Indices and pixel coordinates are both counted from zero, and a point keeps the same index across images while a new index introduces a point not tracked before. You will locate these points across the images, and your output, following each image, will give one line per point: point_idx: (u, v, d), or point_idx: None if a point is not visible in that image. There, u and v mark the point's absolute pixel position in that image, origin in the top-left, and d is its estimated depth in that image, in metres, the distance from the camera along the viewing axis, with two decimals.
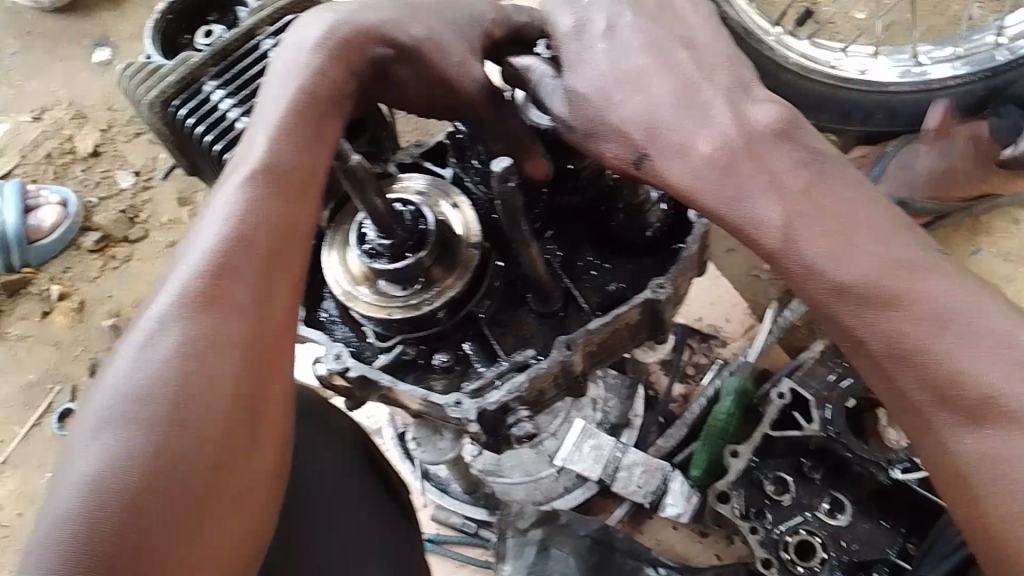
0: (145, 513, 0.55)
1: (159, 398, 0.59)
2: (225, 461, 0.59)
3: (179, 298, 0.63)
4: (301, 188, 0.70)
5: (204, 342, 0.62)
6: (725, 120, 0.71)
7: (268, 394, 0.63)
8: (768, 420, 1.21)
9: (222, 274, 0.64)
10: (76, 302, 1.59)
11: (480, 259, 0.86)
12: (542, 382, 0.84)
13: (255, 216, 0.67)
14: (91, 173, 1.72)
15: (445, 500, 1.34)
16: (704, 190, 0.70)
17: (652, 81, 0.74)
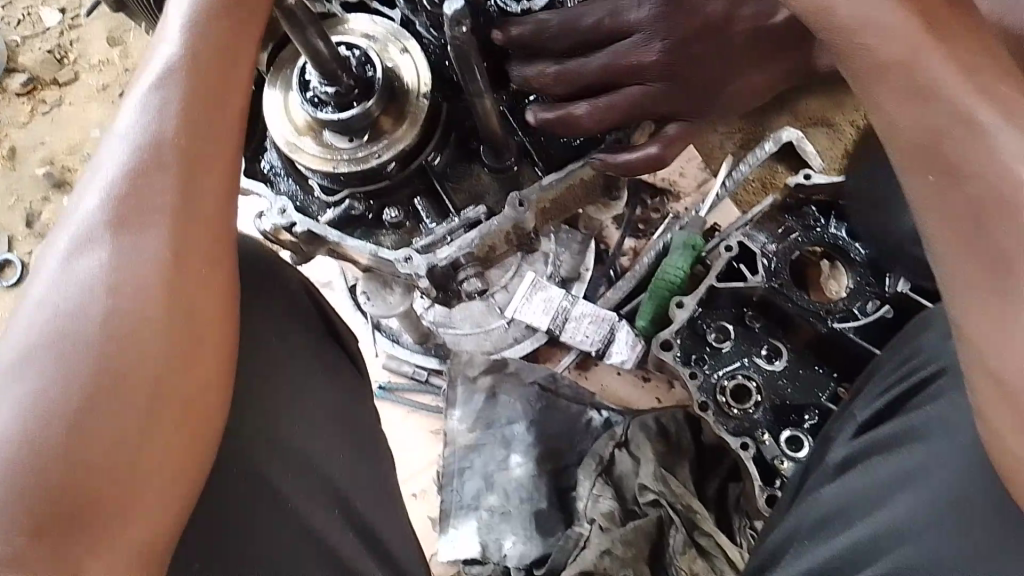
0: (78, 424, 0.51)
1: (88, 310, 0.54)
2: (170, 365, 0.55)
3: (104, 197, 0.58)
4: (225, 74, 0.64)
5: (133, 242, 0.57)
6: None
7: (207, 289, 0.58)
8: (715, 273, 1.26)
9: (147, 169, 0.59)
10: (6, 149, 1.52)
11: (429, 109, 0.84)
12: (494, 238, 0.85)
13: (176, 108, 0.61)
14: (12, 9, 1.60)
15: (397, 350, 1.37)
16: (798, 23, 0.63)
17: None
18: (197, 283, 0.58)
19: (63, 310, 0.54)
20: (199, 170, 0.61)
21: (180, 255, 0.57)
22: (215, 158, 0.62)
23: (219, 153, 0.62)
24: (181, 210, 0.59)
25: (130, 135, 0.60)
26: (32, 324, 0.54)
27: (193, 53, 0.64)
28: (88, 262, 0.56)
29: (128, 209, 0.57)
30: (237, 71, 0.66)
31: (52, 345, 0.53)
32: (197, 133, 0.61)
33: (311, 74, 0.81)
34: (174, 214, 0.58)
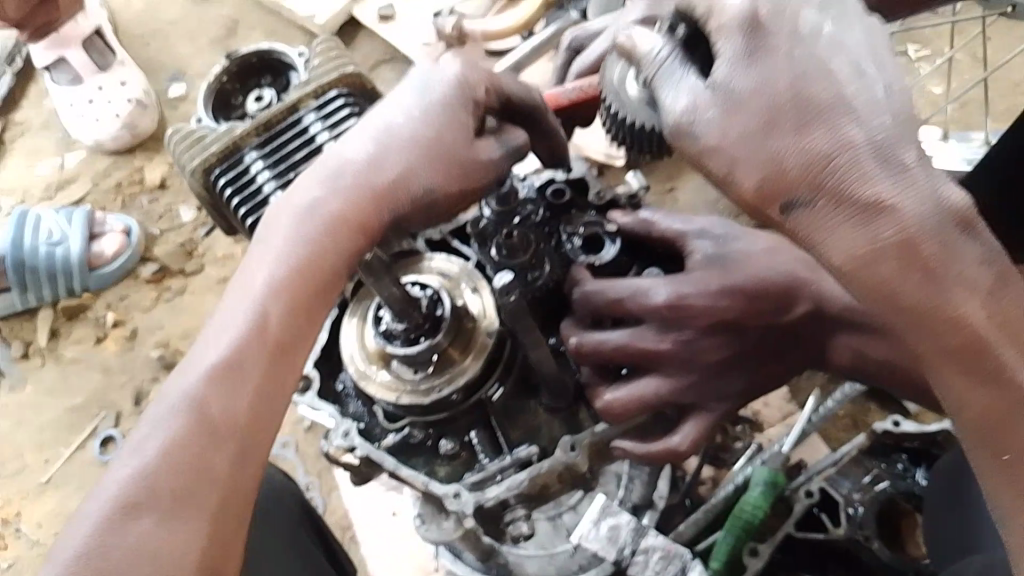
0: None
1: (115, 571, 0.60)
2: None
3: (153, 455, 0.65)
4: (283, 350, 0.71)
5: (167, 505, 0.63)
6: (908, 186, 0.60)
7: (227, 556, 0.64)
8: (794, 517, 1.20)
9: (198, 437, 0.66)
10: (129, 330, 1.65)
11: (495, 348, 0.87)
12: (544, 480, 0.83)
13: (235, 376, 0.69)
14: (155, 204, 1.78)
15: (458, 566, 1.32)
16: (871, 280, 0.61)
17: (807, 128, 0.61)
18: (229, 540, 0.64)
19: (87, 562, 0.60)
20: (239, 443, 0.67)
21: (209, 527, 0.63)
22: (261, 431, 0.69)
23: (263, 427, 0.69)
24: (218, 484, 0.65)
25: (178, 406, 0.67)
26: (61, 568, 0.60)
27: (265, 321, 0.70)
28: (125, 517, 0.62)
29: (168, 482, 0.64)
30: (302, 343, 0.72)
31: None
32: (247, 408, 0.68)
33: (386, 310, 0.87)
34: (213, 480, 0.65)
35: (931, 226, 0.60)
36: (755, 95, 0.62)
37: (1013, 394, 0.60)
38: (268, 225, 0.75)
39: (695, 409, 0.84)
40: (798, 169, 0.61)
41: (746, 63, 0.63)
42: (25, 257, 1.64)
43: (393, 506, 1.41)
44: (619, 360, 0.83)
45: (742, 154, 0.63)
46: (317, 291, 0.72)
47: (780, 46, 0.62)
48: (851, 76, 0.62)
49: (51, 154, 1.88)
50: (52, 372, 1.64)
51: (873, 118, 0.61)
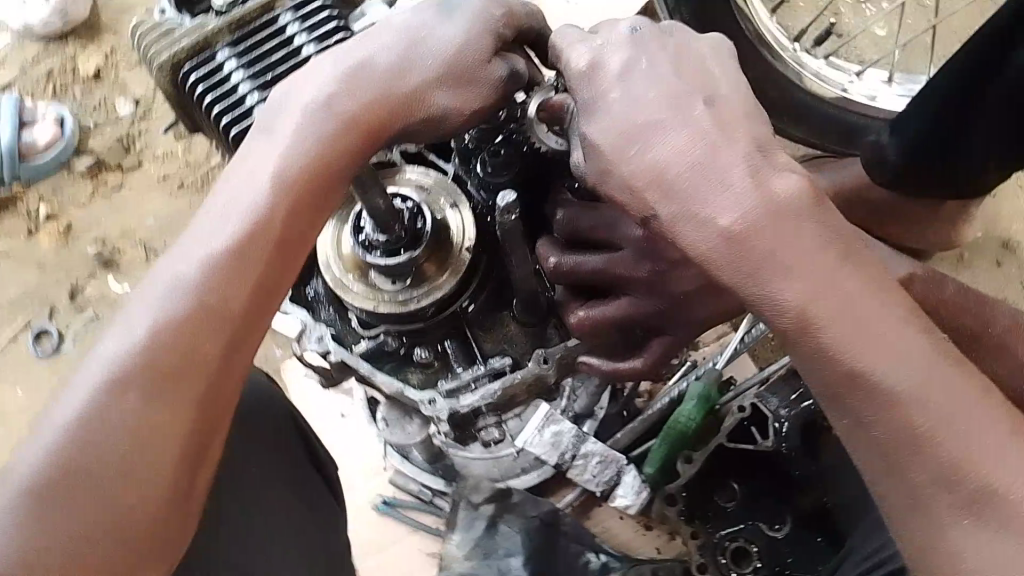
0: (72, 542, 0.59)
1: (109, 441, 0.61)
2: (163, 508, 0.62)
3: (149, 331, 0.65)
4: (280, 247, 0.70)
5: (164, 382, 0.64)
6: (744, 185, 0.65)
7: (214, 439, 0.66)
8: (726, 431, 1.27)
9: (196, 318, 0.66)
10: (64, 225, 1.59)
11: (471, 262, 0.90)
12: (515, 390, 0.88)
13: (235, 261, 0.68)
14: (90, 95, 1.69)
15: (405, 467, 1.37)
16: (720, 272, 0.66)
17: (648, 150, 0.68)
18: (216, 423, 0.66)
19: (82, 430, 0.61)
20: (229, 335, 0.67)
21: (198, 415, 0.65)
22: (252, 328, 0.69)
23: (254, 324, 0.69)
24: (208, 373, 0.66)
25: (176, 287, 0.67)
26: (56, 433, 0.61)
27: (268, 209, 0.70)
28: (120, 391, 0.63)
29: (159, 363, 0.64)
30: (302, 239, 0.72)
31: (64, 465, 0.60)
32: (243, 302, 0.68)
33: (366, 220, 0.88)
34: (208, 363, 0.66)
35: (759, 218, 0.64)
36: (606, 137, 0.70)
37: (844, 371, 0.62)
38: (278, 109, 0.74)
39: (657, 334, 0.88)
40: (648, 187, 0.68)
41: (593, 114, 0.72)
42: None
43: (342, 409, 1.46)
44: (589, 280, 0.86)
45: (611, 182, 0.70)
46: (319, 188, 0.72)
47: (615, 92, 0.71)
48: (670, 107, 0.68)
49: None
50: None
51: (690, 128, 0.67)
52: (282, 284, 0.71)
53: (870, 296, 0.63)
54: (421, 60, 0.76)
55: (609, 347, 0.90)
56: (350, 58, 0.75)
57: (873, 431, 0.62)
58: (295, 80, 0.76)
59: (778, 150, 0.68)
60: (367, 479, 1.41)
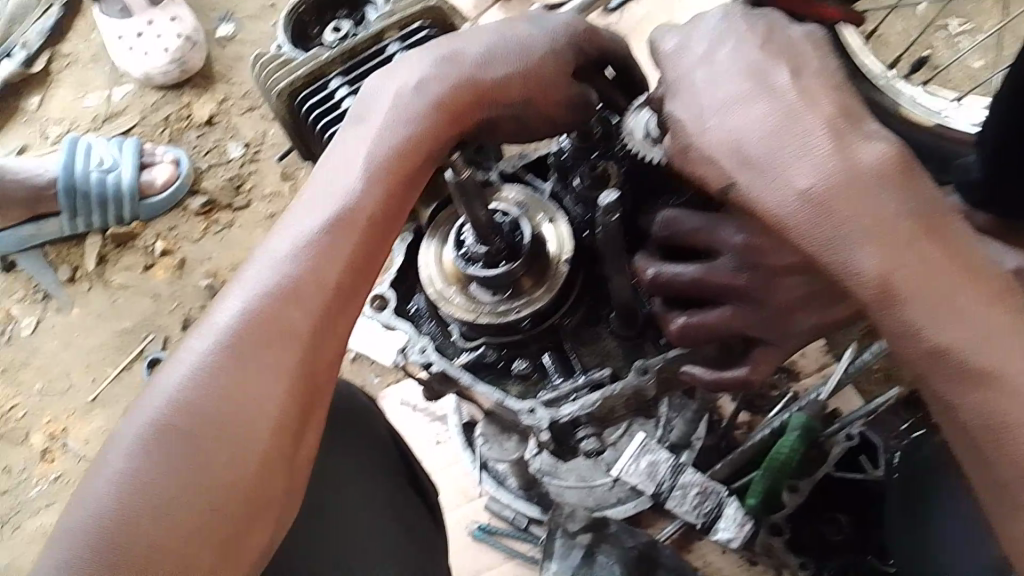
0: (179, 493, 0.66)
1: (211, 408, 0.69)
2: (257, 470, 0.68)
3: (245, 311, 0.73)
4: (371, 229, 0.77)
5: (259, 356, 0.71)
6: (827, 146, 0.68)
7: (306, 409, 0.73)
8: (832, 460, 1.23)
9: (287, 299, 0.73)
10: (177, 260, 1.69)
11: (569, 275, 0.90)
12: (615, 402, 0.88)
13: (323, 250, 0.75)
14: (204, 139, 1.81)
15: (500, 493, 1.37)
16: (794, 228, 0.68)
17: (739, 110, 0.72)
18: (307, 395, 0.72)
19: (186, 395, 0.70)
20: (324, 309, 0.74)
21: (294, 380, 0.72)
22: (345, 303, 0.76)
23: (349, 300, 0.76)
24: (304, 342, 0.73)
25: (277, 265, 0.75)
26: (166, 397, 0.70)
27: (355, 203, 0.76)
28: (219, 360, 0.71)
29: (261, 333, 0.72)
30: (387, 233, 0.79)
31: (170, 425, 0.69)
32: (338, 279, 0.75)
33: (467, 233, 0.90)
34: (301, 341, 0.73)
35: (839, 182, 0.67)
36: (698, 108, 0.74)
37: (926, 347, 0.66)
38: (367, 109, 0.80)
39: (762, 346, 0.86)
40: (739, 165, 0.71)
41: (681, 94, 0.75)
42: (77, 182, 1.68)
43: (438, 436, 1.48)
44: (687, 289, 0.86)
45: (704, 142, 0.73)
46: (403, 183, 0.78)
47: (701, 73, 0.75)
48: (752, 85, 0.72)
49: (101, 86, 1.90)
50: (101, 297, 1.68)
51: (783, 96, 0.71)
52: (370, 273, 0.78)
53: (960, 272, 0.66)
54: (497, 56, 0.80)
55: (710, 356, 0.89)
56: (432, 58, 0.80)
57: (964, 418, 0.65)
58: (386, 76, 0.81)
59: (864, 119, 0.71)
60: (462, 505, 1.42)
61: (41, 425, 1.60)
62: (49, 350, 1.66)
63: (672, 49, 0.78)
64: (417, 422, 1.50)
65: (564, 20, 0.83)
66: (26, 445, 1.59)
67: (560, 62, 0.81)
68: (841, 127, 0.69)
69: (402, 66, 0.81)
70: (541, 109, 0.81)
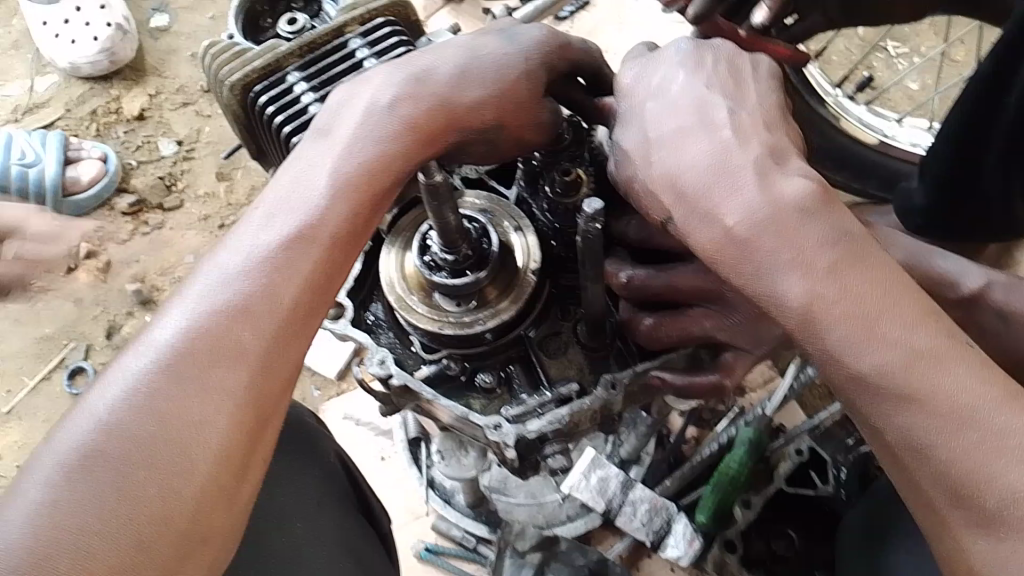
0: (96, 534, 0.55)
1: (144, 435, 0.58)
2: (193, 513, 0.57)
3: (190, 324, 0.62)
4: (338, 245, 0.68)
5: (204, 379, 0.60)
6: (753, 184, 0.65)
7: (256, 449, 0.62)
8: (783, 476, 1.25)
9: (239, 315, 0.63)
10: (102, 262, 1.59)
11: (536, 285, 0.87)
12: (582, 417, 0.84)
13: (285, 261, 0.66)
14: (134, 135, 1.71)
15: (448, 511, 1.33)
16: (724, 265, 0.66)
17: (683, 144, 0.69)
18: (261, 430, 0.62)
19: (117, 421, 0.58)
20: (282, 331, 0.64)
21: (245, 411, 0.61)
22: (306, 326, 0.66)
23: (309, 320, 0.66)
24: (258, 367, 0.62)
25: (226, 278, 0.64)
26: (89, 421, 0.58)
27: (321, 212, 0.68)
28: (155, 380, 0.60)
29: (209, 357, 0.61)
30: (353, 249, 0.70)
31: (92, 455, 0.57)
32: (300, 297, 0.66)
33: (433, 239, 0.86)
34: (256, 364, 0.62)
35: (763, 217, 0.64)
36: (632, 142, 0.72)
37: (846, 372, 0.61)
38: (336, 113, 0.73)
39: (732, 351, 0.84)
40: (678, 202, 0.68)
41: (624, 125, 0.73)
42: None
43: (382, 451, 1.42)
44: (659, 295, 0.84)
45: (647, 175, 0.70)
46: (372, 196, 0.70)
47: (644, 106, 0.73)
48: (696, 120, 0.69)
49: (21, 76, 1.79)
50: (17, 300, 1.58)
51: (718, 130, 0.68)
52: (331, 295, 0.69)
53: (881, 296, 0.61)
54: (469, 70, 0.75)
55: (680, 364, 0.85)
56: (405, 66, 0.74)
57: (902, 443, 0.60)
58: (357, 84, 0.75)
59: (792, 157, 0.68)
60: (408, 523, 1.37)
61: None
62: None
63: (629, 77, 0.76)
64: (360, 437, 1.45)
65: (540, 35, 0.79)
66: None
67: (534, 79, 0.77)
68: (772, 166, 0.67)
69: (375, 71, 0.75)
70: (513, 132, 0.77)
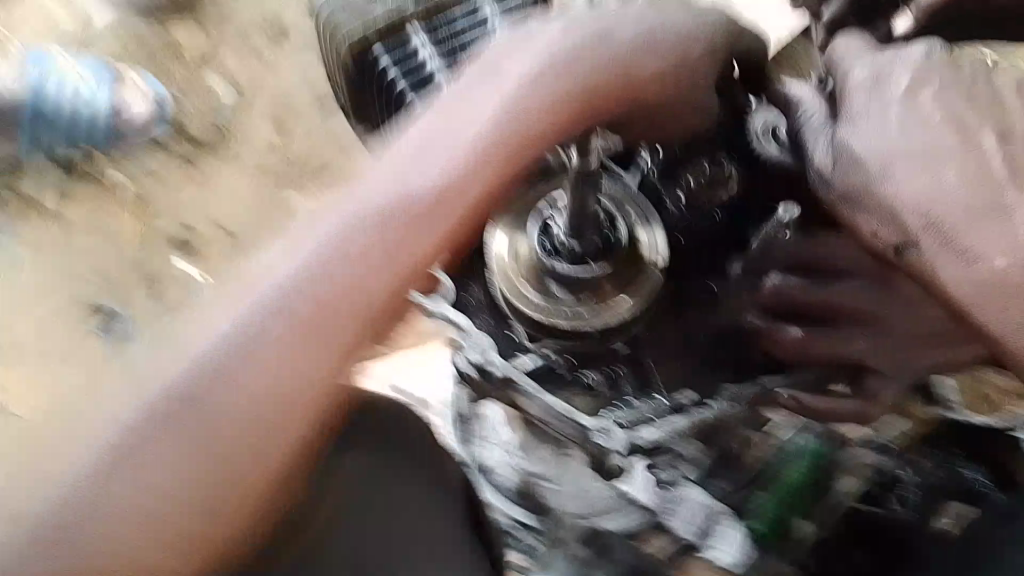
0: (209, 444, 0.71)
1: (268, 355, 0.77)
2: (288, 433, 0.72)
3: (307, 273, 0.79)
4: (431, 221, 0.80)
5: (315, 317, 0.78)
6: (1002, 254, 0.72)
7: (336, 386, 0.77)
8: None
9: (347, 273, 0.80)
10: (147, 207, 1.66)
11: (660, 284, 0.82)
12: (695, 428, 0.81)
13: (387, 229, 0.82)
14: (190, 80, 1.79)
15: None
16: (966, 305, 0.73)
17: (918, 172, 0.77)
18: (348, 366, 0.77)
19: (238, 349, 0.75)
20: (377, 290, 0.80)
21: (294, 364, 0.77)
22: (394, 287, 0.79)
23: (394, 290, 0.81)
24: (353, 316, 0.79)
25: (333, 245, 0.80)
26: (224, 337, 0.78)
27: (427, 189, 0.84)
28: (278, 315, 0.78)
29: (301, 319, 0.78)
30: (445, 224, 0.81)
31: (221, 371, 0.76)
32: (392, 273, 0.81)
33: (554, 224, 0.83)
34: (351, 313, 0.79)
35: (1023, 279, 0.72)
36: (871, 153, 0.79)
37: None
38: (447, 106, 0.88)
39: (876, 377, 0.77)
40: (936, 252, 0.74)
41: (852, 130, 0.82)
42: (47, 105, 1.62)
43: None
44: (806, 305, 0.80)
45: (896, 190, 0.77)
46: (477, 179, 0.85)
47: (862, 124, 0.81)
48: (932, 147, 0.78)
49: (74, 16, 1.84)
50: (55, 237, 1.62)
51: (944, 168, 0.77)
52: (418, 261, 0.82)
53: None
54: (583, 65, 0.87)
55: (808, 383, 0.80)
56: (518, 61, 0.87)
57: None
58: (470, 79, 0.89)
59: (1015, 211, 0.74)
60: None
61: None
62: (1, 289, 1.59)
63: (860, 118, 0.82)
64: None
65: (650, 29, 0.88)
66: None
67: (660, 64, 0.87)
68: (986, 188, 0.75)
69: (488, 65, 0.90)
70: (650, 117, 0.87)
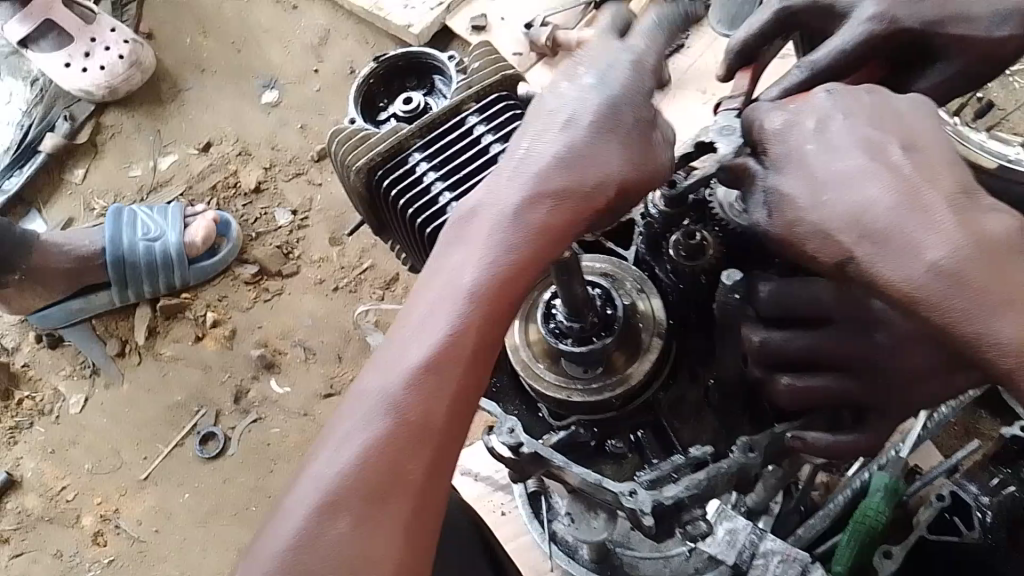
0: None
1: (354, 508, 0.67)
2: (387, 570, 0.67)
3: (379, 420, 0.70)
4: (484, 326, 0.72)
5: (389, 459, 0.69)
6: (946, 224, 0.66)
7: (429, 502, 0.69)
8: (926, 522, 1.13)
9: (416, 401, 0.70)
10: (228, 330, 1.71)
11: (661, 347, 0.88)
12: (721, 480, 0.82)
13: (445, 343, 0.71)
14: (250, 208, 1.83)
15: (573, 566, 1.22)
16: (932, 304, 0.65)
17: (861, 181, 0.69)
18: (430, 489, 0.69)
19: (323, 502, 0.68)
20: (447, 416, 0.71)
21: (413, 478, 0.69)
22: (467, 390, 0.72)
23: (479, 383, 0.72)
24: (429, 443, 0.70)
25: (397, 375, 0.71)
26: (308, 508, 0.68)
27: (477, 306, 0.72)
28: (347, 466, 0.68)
29: (391, 468, 0.69)
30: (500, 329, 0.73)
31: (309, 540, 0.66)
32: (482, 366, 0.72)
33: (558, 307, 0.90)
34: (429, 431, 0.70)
35: (971, 254, 0.65)
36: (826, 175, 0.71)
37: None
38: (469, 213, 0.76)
39: (875, 412, 0.80)
40: (843, 226, 0.68)
41: (787, 168, 0.73)
42: (125, 251, 1.70)
43: (502, 506, 1.38)
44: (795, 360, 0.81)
45: (830, 208, 0.69)
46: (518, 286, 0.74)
47: (807, 144, 0.73)
48: (869, 158, 0.70)
49: (145, 156, 1.92)
50: (152, 368, 1.70)
51: (840, 152, 0.71)
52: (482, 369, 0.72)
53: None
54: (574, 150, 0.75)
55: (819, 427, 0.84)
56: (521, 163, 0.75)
57: None
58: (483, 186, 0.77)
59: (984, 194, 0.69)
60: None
61: (91, 504, 1.60)
62: (98, 426, 1.66)
63: (845, 91, 0.74)
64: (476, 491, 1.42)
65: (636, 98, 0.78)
66: (77, 527, 1.58)
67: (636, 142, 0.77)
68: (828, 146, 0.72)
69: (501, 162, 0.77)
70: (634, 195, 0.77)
